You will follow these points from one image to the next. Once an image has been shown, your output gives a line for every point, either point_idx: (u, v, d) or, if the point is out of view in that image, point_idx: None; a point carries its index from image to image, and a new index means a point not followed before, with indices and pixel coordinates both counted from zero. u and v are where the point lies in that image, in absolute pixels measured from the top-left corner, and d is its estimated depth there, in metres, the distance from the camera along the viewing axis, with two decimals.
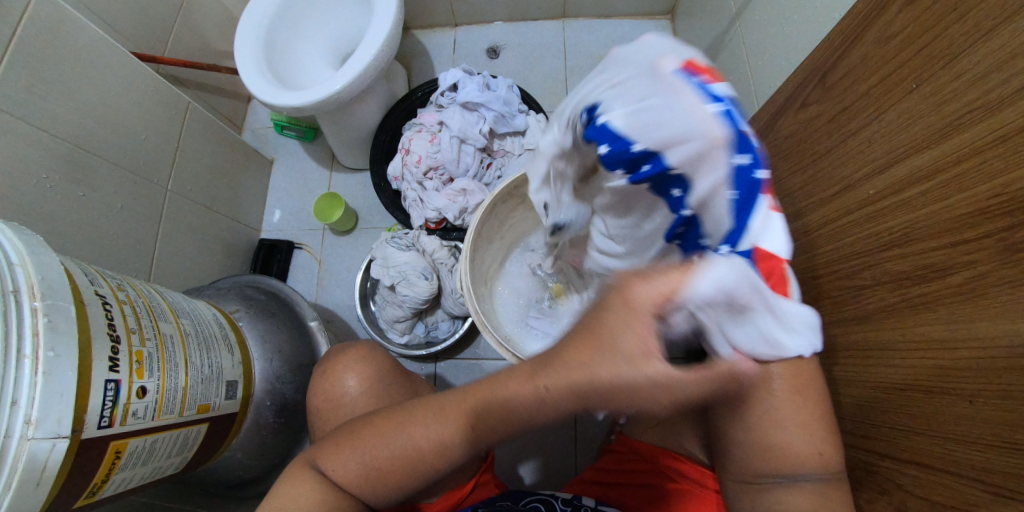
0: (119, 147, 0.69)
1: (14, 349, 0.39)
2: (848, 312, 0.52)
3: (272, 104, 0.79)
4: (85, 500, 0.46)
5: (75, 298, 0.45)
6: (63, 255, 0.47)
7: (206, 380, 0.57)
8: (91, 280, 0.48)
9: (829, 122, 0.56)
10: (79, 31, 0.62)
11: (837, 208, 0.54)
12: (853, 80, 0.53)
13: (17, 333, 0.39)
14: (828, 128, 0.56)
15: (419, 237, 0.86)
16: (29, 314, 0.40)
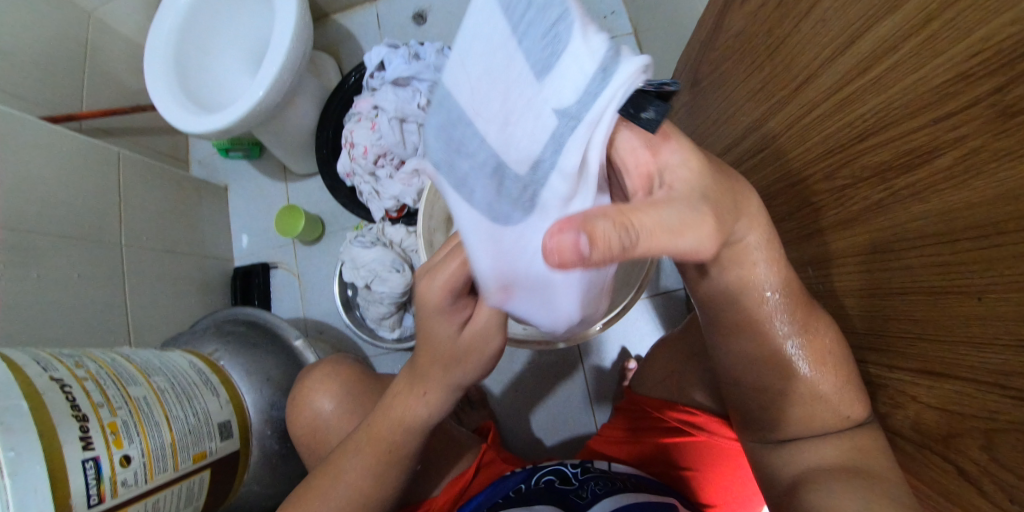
0: (61, 220, 0.67)
1: None
2: (834, 215, 0.46)
3: (197, 133, 0.74)
4: None
5: (23, 392, 0.41)
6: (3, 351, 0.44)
7: (197, 428, 0.54)
8: (43, 366, 0.45)
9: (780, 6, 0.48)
10: None
11: (805, 104, 0.47)
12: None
13: None
14: (781, 14, 0.48)
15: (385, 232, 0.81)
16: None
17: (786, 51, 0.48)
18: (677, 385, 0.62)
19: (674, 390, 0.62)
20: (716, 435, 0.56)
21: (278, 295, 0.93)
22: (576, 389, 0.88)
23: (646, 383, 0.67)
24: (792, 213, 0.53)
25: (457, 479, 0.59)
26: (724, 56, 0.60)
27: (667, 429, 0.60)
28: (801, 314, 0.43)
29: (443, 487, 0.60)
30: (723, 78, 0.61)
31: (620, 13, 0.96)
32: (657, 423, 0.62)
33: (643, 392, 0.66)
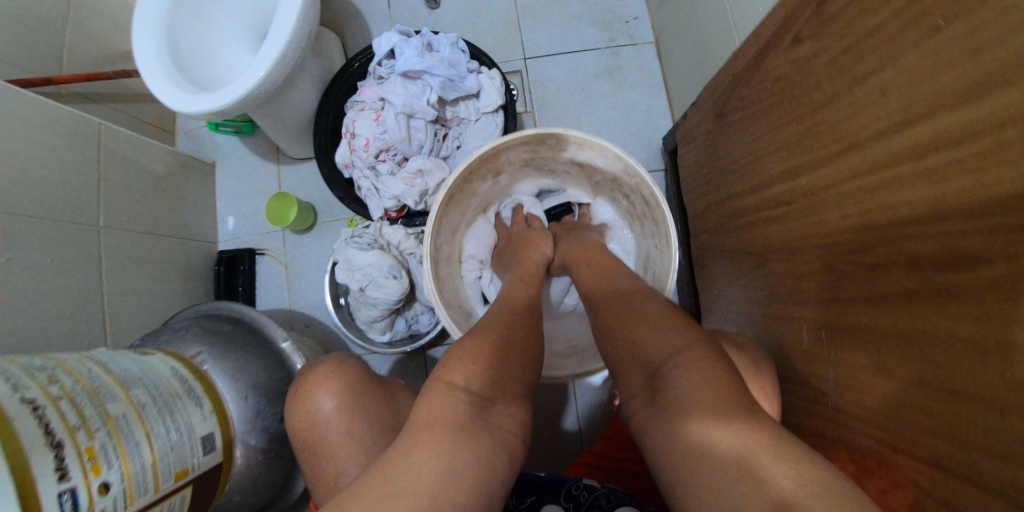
0: (35, 198, 0.62)
1: None
2: (854, 291, 0.44)
3: (188, 113, 0.68)
4: None
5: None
6: None
7: (180, 445, 0.51)
8: (13, 386, 0.40)
9: (824, 64, 0.45)
10: None
11: (841, 169, 0.44)
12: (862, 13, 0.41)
13: None
14: (826, 70, 0.45)
15: (383, 232, 0.77)
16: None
17: (825, 112, 0.46)
18: None
19: None
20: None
21: (263, 284, 0.89)
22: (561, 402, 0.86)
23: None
24: (801, 275, 0.52)
25: None
26: (752, 97, 0.57)
27: None
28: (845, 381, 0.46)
29: None
30: (750, 118, 0.58)
31: (642, 20, 0.92)
32: None
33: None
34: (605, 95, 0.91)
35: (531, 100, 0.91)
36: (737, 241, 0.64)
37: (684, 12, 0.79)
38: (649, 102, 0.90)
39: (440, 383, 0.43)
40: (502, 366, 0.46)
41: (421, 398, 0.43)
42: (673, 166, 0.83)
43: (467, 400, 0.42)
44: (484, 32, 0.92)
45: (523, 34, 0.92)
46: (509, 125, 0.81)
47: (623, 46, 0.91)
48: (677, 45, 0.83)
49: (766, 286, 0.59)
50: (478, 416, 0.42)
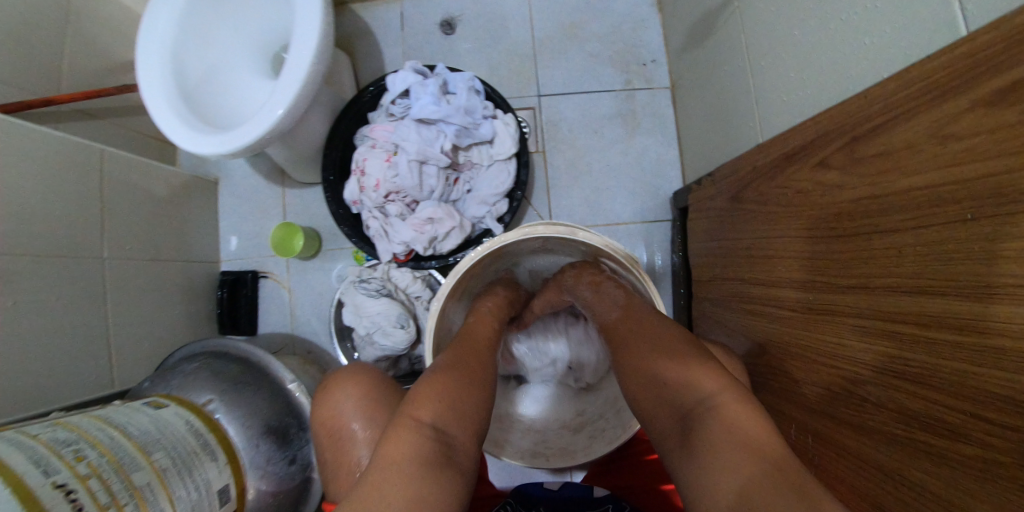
0: (35, 235, 0.61)
1: None
2: (846, 411, 0.47)
3: (197, 151, 0.65)
4: None
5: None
6: None
7: (197, 503, 0.54)
8: (45, 471, 0.42)
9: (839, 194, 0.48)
10: None
11: (851, 300, 0.46)
12: (879, 167, 0.43)
13: None
14: (845, 202, 0.47)
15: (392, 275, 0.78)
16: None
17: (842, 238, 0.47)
18: None
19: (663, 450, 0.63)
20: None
21: (266, 308, 0.89)
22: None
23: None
24: (805, 385, 0.53)
25: None
26: (768, 196, 0.59)
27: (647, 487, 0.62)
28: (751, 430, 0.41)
29: None
30: (761, 215, 0.60)
31: (659, 62, 0.90)
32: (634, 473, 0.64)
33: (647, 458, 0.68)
34: (618, 140, 0.89)
35: (543, 139, 0.89)
36: (739, 320, 0.66)
37: (705, 71, 0.77)
38: (661, 150, 0.89)
39: (406, 418, 0.42)
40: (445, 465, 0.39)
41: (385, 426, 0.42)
42: (682, 223, 0.84)
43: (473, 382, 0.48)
44: (500, 64, 0.89)
45: (539, 68, 0.89)
46: (521, 173, 0.78)
47: (639, 89, 0.90)
48: (694, 102, 0.82)
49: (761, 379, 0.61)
50: (443, 448, 0.40)
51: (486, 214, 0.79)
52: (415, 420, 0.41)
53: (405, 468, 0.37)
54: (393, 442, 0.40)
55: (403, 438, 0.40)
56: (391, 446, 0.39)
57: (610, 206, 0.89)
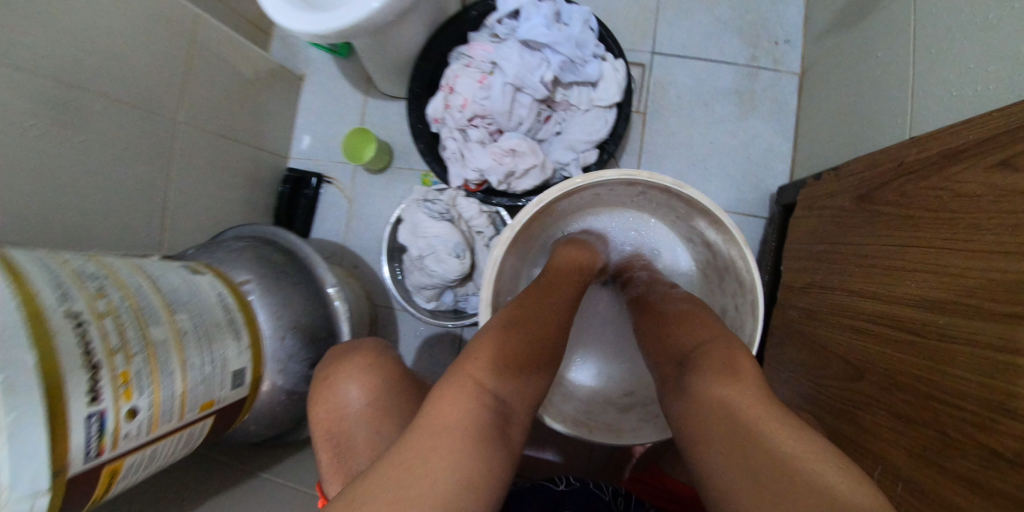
0: (116, 79, 0.58)
1: None
2: (954, 458, 0.41)
3: (292, 29, 0.62)
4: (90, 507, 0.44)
5: (34, 335, 0.37)
6: (10, 258, 0.38)
7: (210, 377, 0.52)
8: (62, 296, 0.40)
9: (1009, 203, 0.40)
10: None
11: (997, 331, 0.39)
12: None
13: None
14: (1010, 212, 0.40)
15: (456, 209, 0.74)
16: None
17: (997, 255, 0.40)
18: None
19: None
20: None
21: (324, 214, 0.87)
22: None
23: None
24: (895, 415, 0.48)
25: None
26: (906, 196, 0.51)
27: None
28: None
29: None
30: (888, 223, 0.53)
31: (793, 44, 0.80)
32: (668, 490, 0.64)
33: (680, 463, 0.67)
34: (729, 118, 0.81)
35: (646, 101, 0.82)
36: (832, 335, 0.59)
37: (850, 54, 0.68)
38: (772, 141, 0.80)
39: (467, 377, 0.38)
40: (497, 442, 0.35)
41: (444, 381, 0.38)
42: (781, 222, 0.76)
43: (493, 407, 0.37)
44: (617, 11, 0.82)
45: (658, 25, 0.81)
46: (619, 126, 0.72)
47: (764, 69, 0.80)
48: (829, 89, 0.72)
49: (837, 405, 0.56)
50: (500, 425, 0.36)
51: (571, 160, 0.73)
52: (477, 390, 0.37)
53: (455, 434, 0.34)
54: (451, 393, 0.37)
55: (462, 403, 0.35)
56: (446, 394, 0.37)
57: (702, 188, 0.81)
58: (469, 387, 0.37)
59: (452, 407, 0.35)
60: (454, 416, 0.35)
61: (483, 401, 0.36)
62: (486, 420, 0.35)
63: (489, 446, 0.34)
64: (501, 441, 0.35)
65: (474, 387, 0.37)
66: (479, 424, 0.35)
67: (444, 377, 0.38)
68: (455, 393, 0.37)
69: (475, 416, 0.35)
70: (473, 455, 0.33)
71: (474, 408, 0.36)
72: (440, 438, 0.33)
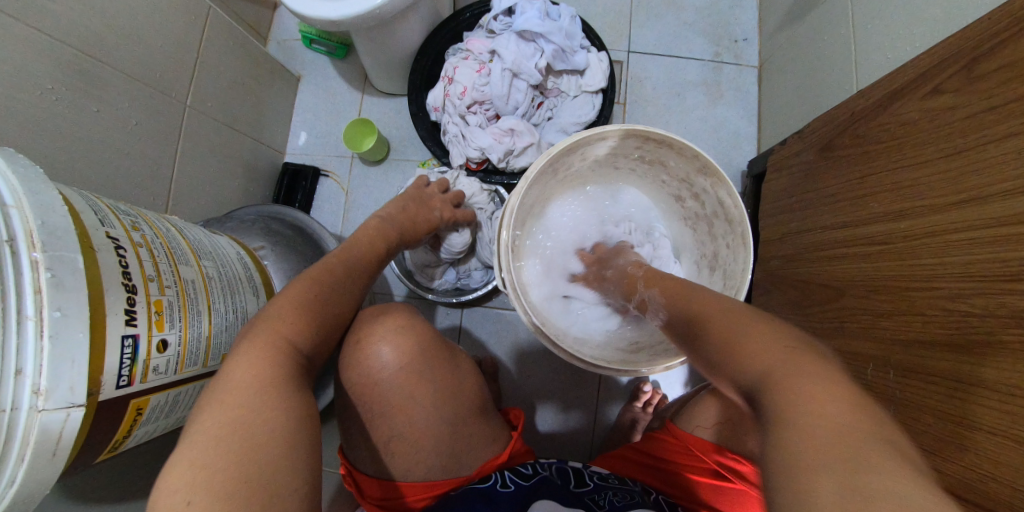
0: (133, 57, 0.61)
1: (13, 309, 0.32)
2: (934, 334, 0.47)
3: (303, 15, 0.67)
4: (107, 454, 0.42)
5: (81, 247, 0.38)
6: (61, 186, 0.40)
7: (231, 326, 0.54)
8: (101, 220, 0.42)
9: (943, 117, 0.49)
10: None
11: (952, 218, 0.47)
12: (999, 77, 0.44)
13: (16, 291, 0.33)
14: (946, 122, 0.49)
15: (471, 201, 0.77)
16: (28, 269, 0.34)
17: (939, 158, 0.49)
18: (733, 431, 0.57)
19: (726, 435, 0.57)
20: (755, 488, 0.53)
21: (321, 206, 0.89)
22: (588, 396, 0.87)
23: (695, 420, 0.61)
24: (876, 314, 0.55)
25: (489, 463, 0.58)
26: (859, 137, 0.61)
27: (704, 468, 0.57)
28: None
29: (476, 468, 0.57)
30: (846, 162, 0.63)
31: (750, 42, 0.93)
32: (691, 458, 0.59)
33: (689, 429, 0.61)
34: (699, 106, 0.91)
35: (626, 93, 0.91)
36: (811, 272, 0.66)
37: (801, 43, 0.80)
38: (739, 124, 0.91)
39: (290, 297, 0.44)
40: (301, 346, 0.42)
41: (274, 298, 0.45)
42: (751, 191, 0.86)
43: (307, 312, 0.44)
44: (594, 18, 0.93)
45: (632, 28, 0.93)
46: (606, 109, 0.80)
47: (727, 63, 0.92)
48: (785, 75, 0.84)
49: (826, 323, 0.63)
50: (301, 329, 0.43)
51: None
52: (295, 306, 0.44)
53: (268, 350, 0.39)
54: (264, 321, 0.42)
55: (291, 308, 0.44)
56: (277, 313, 0.43)
57: None
58: (302, 302, 0.44)
59: (292, 306, 0.44)
60: (293, 327, 0.43)
61: (286, 308, 0.43)
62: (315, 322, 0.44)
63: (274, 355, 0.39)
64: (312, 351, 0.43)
65: (299, 300, 0.45)
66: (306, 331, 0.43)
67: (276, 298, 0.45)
68: (293, 311, 0.44)
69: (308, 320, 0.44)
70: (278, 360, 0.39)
71: (296, 319, 0.43)
72: (256, 352, 0.39)
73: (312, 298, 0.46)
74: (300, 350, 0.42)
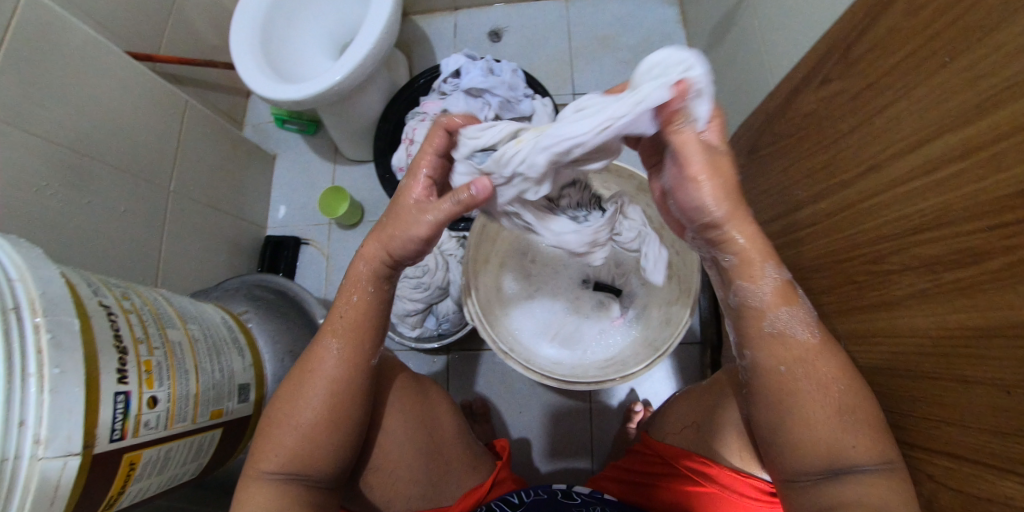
0: (119, 151, 0.67)
1: (17, 367, 0.37)
2: (874, 297, 0.50)
3: (272, 99, 0.74)
4: None
5: (76, 313, 0.43)
6: (63, 266, 0.45)
7: (220, 385, 0.56)
8: (94, 290, 0.46)
9: (839, 105, 0.56)
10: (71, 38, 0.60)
11: (863, 189, 0.51)
12: (873, 59, 0.51)
13: (21, 352, 0.38)
14: (843, 105, 0.55)
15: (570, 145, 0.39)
16: (30, 331, 0.39)
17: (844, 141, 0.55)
18: (698, 434, 0.60)
19: (693, 438, 0.60)
20: (729, 489, 0.54)
21: (303, 271, 0.94)
22: (582, 439, 0.86)
23: (665, 428, 0.65)
24: (823, 290, 0.58)
25: (473, 491, 0.58)
26: (777, 135, 0.68)
27: (679, 476, 0.59)
28: (850, 405, 0.42)
29: (458, 496, 0.58)
30: (770, 159, 0.69)
31: None
32: (666, 468, 0.61)
33: (661, 437, 0.64)
34: None
35: None
36: None
37: (723, 64, 0.89)
38: None
39: (333, 339, 0.48)
40: (326, 404, 0.46)
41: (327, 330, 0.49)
42: None
43: (333, 363, 0.47)
44: (538, 69, 1.03)
45: (573, 73, 1.02)
46: None
47: None
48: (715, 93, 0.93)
49: None
50: (338, 386, 0.47)
51: None
52: (330, 356, 0.48)
53: (304, 405, 0.46)
54: (314, 358, 0.48)
55: (324, 360, 0.48)
56: (320, 353, 0.48)
57: None
58: (341, 353, 0.47)
59: (328, 353, 0.48)
60: (328, 379, 0.47)
61: (327, 351, 0.48)
62: (342, 381, 0.47)
63: (309, 415, 0.46)
64: (343, 408, 0.47)
65: (334, 350, 0.48)
66: (333, 384, 0.47)
67: (327, 328, 0.49)
68: (324, 361, 0.48)
69: (334, 373, 0.47)
70: (300, 419, 0.46)
71: (335, 369, 0.47)
72: (295, 406, 0.46)
73: (354, 346, 0.48)
74: (338, 411, 0.47)
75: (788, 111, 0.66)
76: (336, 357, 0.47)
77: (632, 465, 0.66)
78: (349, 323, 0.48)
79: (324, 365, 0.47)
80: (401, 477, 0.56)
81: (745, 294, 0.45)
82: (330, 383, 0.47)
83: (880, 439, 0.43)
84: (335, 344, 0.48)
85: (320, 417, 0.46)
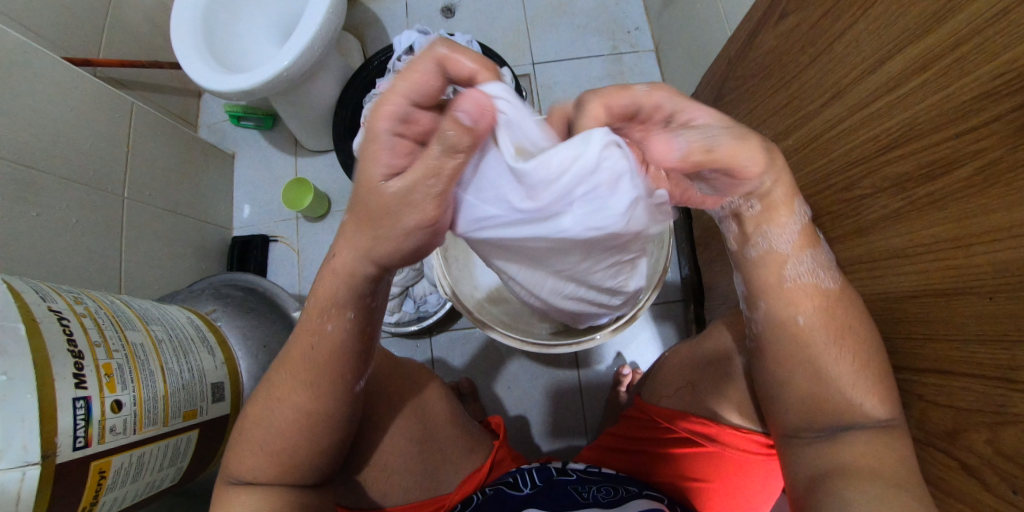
0: (66, 160, 0.64)
1: None
2: (851, 225, 0.49)
3: (216, 91, 0.72)
4: None
5: (19, 319, 0.39)
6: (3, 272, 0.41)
7: (190, 386, 0.54)
8: (42, 296, 0.43)
9: (797, 36, 0.55)
10: (2, 44, 0.56)
11: (828, 117, 0.51)
12: None
13: None
14: (802, 36, 0.54)
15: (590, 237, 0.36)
16: None
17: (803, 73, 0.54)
18: (693, 397, 0.58)
19: (687, 401, 0.59)
20: (728, 447, 0.53)
21: (275, 268, 0.91)
22: (575, 410, 0.86)
23: (658, 393, 0.63)
24: None
25: (472, 475, 0.57)
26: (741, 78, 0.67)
27: (676, 439, 0.57)
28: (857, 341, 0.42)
29: (457, 483, 0.57)
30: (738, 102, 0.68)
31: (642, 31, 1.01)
32: (664, 433, 0.59)
33: (656, 402, 0.63)
34: None
35: (540, 101, 0.98)
36: None
37: (679, 18, 0.88)
38: None
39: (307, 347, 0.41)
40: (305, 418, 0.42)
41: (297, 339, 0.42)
42: None
43: (308, 377, 0.41)
44: (495, 42, 1.01)
45: (531, 43, 1.00)
46: None
47: (625, 53, 0.99)
48: (674, 49, 0.91)
49: None
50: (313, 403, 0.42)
51: None
52: (303, 366, 0.42)
53: (278, 418, 0.41)
54: (284, 368, 0.42)
55: (298, 370, 0.42)
56: (293, 358, 0.42)
57: None
58: (316, 365, 0.41)
59: (299, 364, 0.42)
60: (301, 391, 0.41)
61: (295, 357, 0.41)
62: (323, 396, 0.42)
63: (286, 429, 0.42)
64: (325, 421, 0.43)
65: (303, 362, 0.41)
66: (312, 398, 0.42)
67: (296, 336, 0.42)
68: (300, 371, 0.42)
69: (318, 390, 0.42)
70: (278, 433, 0.42)
71: (308, 379, 0.41)
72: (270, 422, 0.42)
73: (327, 360, 0.41)
74: (315, 427, 0.42)
75: (749, 52, 0.65)
76: (314, 372, 0.42)
77: (629, 433, 0.64)
78: (317, 335, 0.41)
79: (295, 379, 0.41)
80: (397, 461, 0.54)
81: (771, 239, 0.43)
82: (302, 398, 0.41)
83: (862, 363, 0.42)
84: (301, 354, 0.41)
85: (301, 429, 0.42)
